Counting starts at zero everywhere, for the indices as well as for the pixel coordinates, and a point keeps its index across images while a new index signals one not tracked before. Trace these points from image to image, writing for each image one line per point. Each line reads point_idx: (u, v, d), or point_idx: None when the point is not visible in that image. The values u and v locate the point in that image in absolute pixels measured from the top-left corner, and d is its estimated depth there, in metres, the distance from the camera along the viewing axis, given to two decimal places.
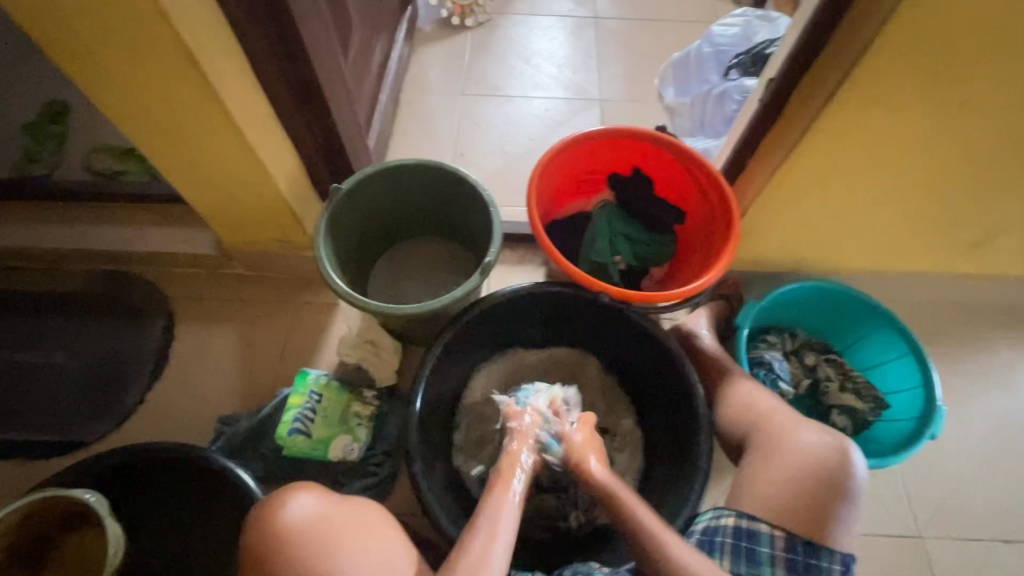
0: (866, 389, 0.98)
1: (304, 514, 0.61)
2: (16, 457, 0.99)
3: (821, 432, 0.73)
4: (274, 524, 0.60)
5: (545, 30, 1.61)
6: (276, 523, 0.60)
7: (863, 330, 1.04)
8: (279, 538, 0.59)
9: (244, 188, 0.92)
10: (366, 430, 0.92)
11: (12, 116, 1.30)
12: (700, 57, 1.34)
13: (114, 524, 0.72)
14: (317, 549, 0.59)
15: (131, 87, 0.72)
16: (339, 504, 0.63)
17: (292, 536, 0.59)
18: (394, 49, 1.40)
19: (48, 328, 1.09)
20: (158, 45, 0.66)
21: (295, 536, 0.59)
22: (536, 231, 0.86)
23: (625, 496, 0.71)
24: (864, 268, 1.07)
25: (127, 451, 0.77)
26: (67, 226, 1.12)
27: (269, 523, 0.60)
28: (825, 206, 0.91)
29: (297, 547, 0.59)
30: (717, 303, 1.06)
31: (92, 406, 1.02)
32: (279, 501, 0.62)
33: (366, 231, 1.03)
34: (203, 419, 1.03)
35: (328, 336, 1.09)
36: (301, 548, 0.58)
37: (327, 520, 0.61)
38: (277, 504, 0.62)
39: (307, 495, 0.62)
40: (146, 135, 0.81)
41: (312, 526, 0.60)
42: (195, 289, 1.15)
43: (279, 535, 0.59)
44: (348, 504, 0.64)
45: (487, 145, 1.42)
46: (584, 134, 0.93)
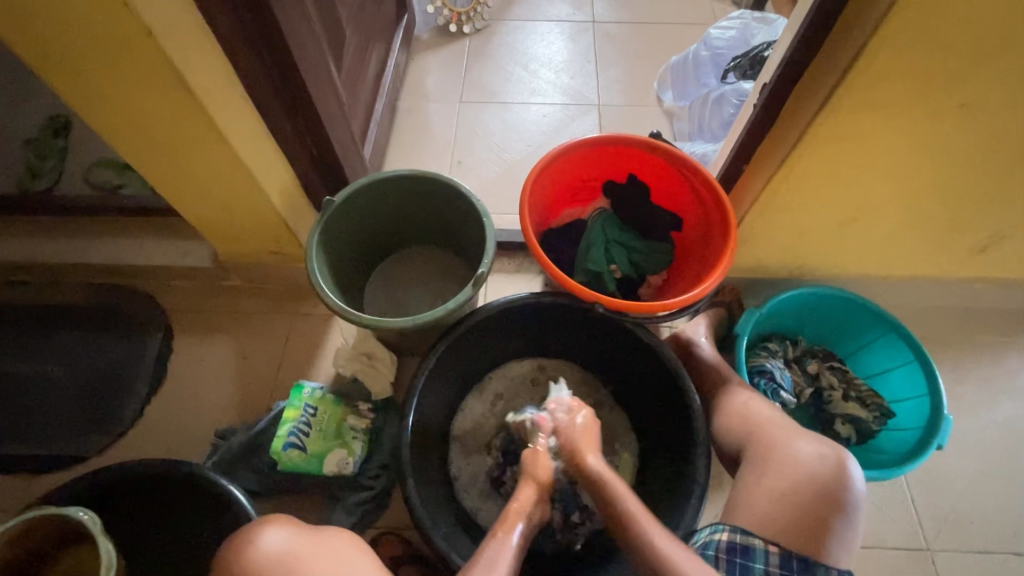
0: (871, 398, 0.96)
1: (271, 548, 0.59)
2: (15, 470, 0.99)
3: (818, 443, 0.71)
4: (241, 559, 0.59)
5: (542, 35, 1.60)
6: (245, 559, 0.59)
7: (866, 336, 1.01)
8: (246, 573, 0.58)
9: (237, 201, 0.92)
10: (361, 444, 0.91)
11: (15, 130, 1.32)
12: (697, 61, 1.33)
13: (107, 542, 0.71)
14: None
15: (120, 103, 0.72)
16: (310, 536, 0.62)
17: (260, 570, 0.58)
18: (390, 58, 1.40)
19: (48, 342, 1.09)
20: (145, 63, 0.66)
21: (263, 569, 0.58)
22: (530, 241, 0.85)
23: (617, 486, 0.69)
24: (867, 274, 1.05)
25: (121, 468, 0.76)
26: (66, 240, 1.13)
27: (237, 558, 0.59)
28: (825, 212, 0.89)
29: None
30: (714, 311, 1.04)
31: (90, 420, 1.02)
32: (248, 536, 0.61)
33: (360, 242, 1.02)
34: (200, 431, 1.03)
35: (325, 347, 1.09)
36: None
37: (296, 553, 0.59)
38: (247, 539, 0.61)
39: (276, 528, 0.61)
40: (137, 151, 0.81)
41: (279, 558, 0.58)
42: (193, 301, 1.15)
43: (245, 570, 0.58)
44: (320, 534, 0.62)
45: (484, 152, 1.41)
46: (578, 141, 0.92)
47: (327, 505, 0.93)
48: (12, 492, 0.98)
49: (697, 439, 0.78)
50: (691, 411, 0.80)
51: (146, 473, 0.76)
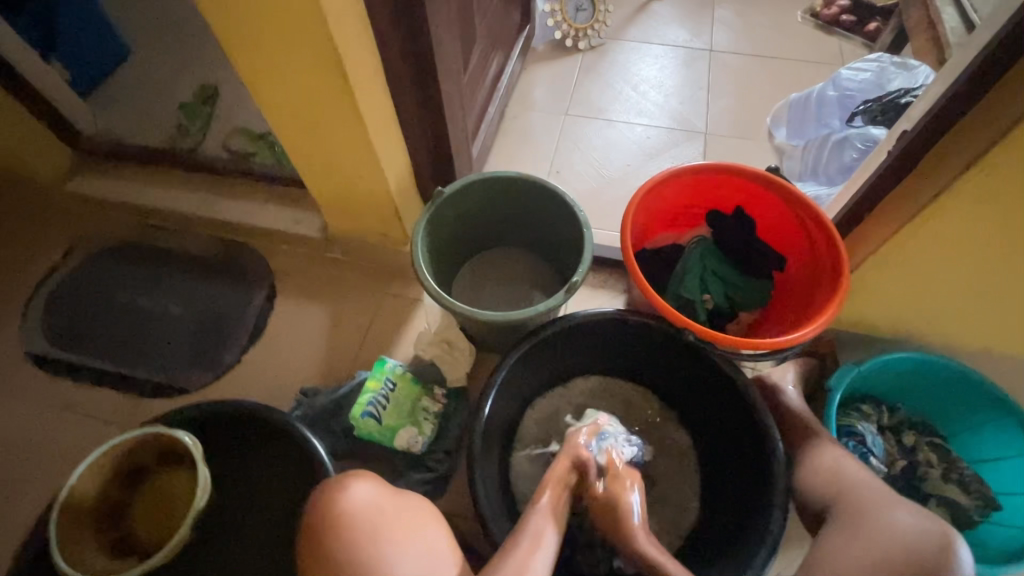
0: (975, 484, 0.88)
1: (360, 500, 0.61)
2: (129, 390, 1.11)
3: (918, 518, 0.65)
4: (331, 506, 0.61)
5: (656, 58, 1.60)
6: (335, 506, 0.61)
7: (977, 418, 0.93)
8: (335, 517, 0.60)
9: (358, 181, 0.99)
10: (431, 426, 0.95)
11: (173, 95, 1.49)
12: (822, 100, 1.28)
13: (204, 469, 0.79)
14: (367, 537, 0.58)
15: (282, 80, 0.81)
16: (394, 497, 0.63)
17: (346, 520, 0.59)
18: (507, 65, 1.46)
19: (172, 282, 1.22)
20: (313, 46, 0.74)
21: (349, 520, 0.59)
22: (628, 259, 0.85)
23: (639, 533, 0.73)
24: (989, 349, 0.96)
25: (223, 406, 0.84)
26: (202, 195, 1.27)
27: (328, 504, 0.61)
28: (953, 274, 0.83)
29: (349, 532, 0.59)
30: (807, 360, 0.99)
31: (196, 357, 1.13)
32: (339, 484, 0.63)
33: (459, 236, 1.07)
34: (287, 386, 1.11)
35: (408, 329, 1.14)
36: (352, 533, 0.58)
37: (380, 510, 0.61)
38: (337, 487, 0.63)
39: (365, 483, 0.63)
40: (285, 124, 0.90)
41: (365, 514, 0.60)
42: (297, 266, 1.24)
43: (335, 514, 0.60)
44: (403, 497, 0.64)
45: (583, 166, 1.43)
46: (689, 166, 0.92)
47: (391, 478, 0.97)
48: (124, 409, 1.10)
49: (775, 492, 0.75)
50: (773, 458, 0.77)
51: (242, 412, 0.84)
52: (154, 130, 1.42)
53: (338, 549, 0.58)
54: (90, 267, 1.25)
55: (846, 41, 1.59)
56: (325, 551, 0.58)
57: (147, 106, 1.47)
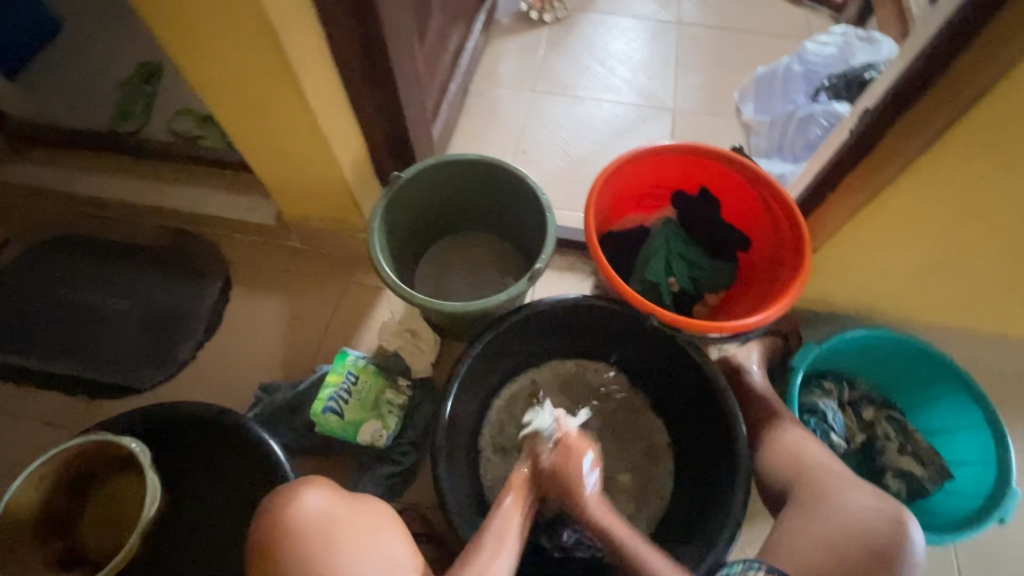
0: (929, 456, 0.90)
1: (313, 510, 0.59)
2: (77, 392, 1.06)
3: (876, 498, 0.67)
4: (281, 517, 0.59)
5: (624, 31, 1.56)
6: (285, 516, 0.59)
7: (932, 391, 0.95)
8: (287, 529, 0.58)
9: (309, 166, 0.94)
10: (396, 419, 0.93)
11: (111, 73, 1.39)
12: (788, 75, 1.27)
13: (153, 476, 0.75)
14: (320, 546, 0.57)
15: (216, 57, 0.74)
16: (347, 501, 0.62)
17: (298, 530, 0.58)
18: (469, 39, 1.40)
19: (118, 275, 1.16)
20: (244, 20, 0.68)
21: (301, 530, 0.58)
22: (591, 243, 0.83)
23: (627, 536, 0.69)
24: (945, 324, 0.98)
25: (170, 409, 0.80)
26: (146, 182, 1.19)
27: (279, 517, 0.59)
28: (912, 252, 0.83)
29: (302, 543, 0.57)
30: (772, 339, 1.00)
31: (147, 355, 1.08)
32: (289, 494, 0.61)
33: (420, 221, 1.03)
34: (246, 381, 1.06)
35: (371, 319, 1.11)
36: (306, 545, 0.57)
37: (334, 517, 0.59)
38: (287, 498, 0.61)
39: (317, 491, 0.61)
40: (224, 106, 0.83)
41: (318, 522, 0.58)
42: (253, 256, 1.19)
43: (287, 526, 0.58)
44: (357, 501, 0.63)
45: (549, 145, 1.39)
46: (654, 146, 0.89)
47: (355, 472, 0.95)
48: (73, 411, 1.05)
49: (737, 473, 0.76)
50: (735, 438, 0.78)
51: (190, 415, 0.79)
52: (90, 112, 1.33)
53: (291, 560, 0.56)
54: (27, 261, 1.17)
55: (812, 14, 1.57)
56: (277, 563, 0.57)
57: (83, 86, 1.37)
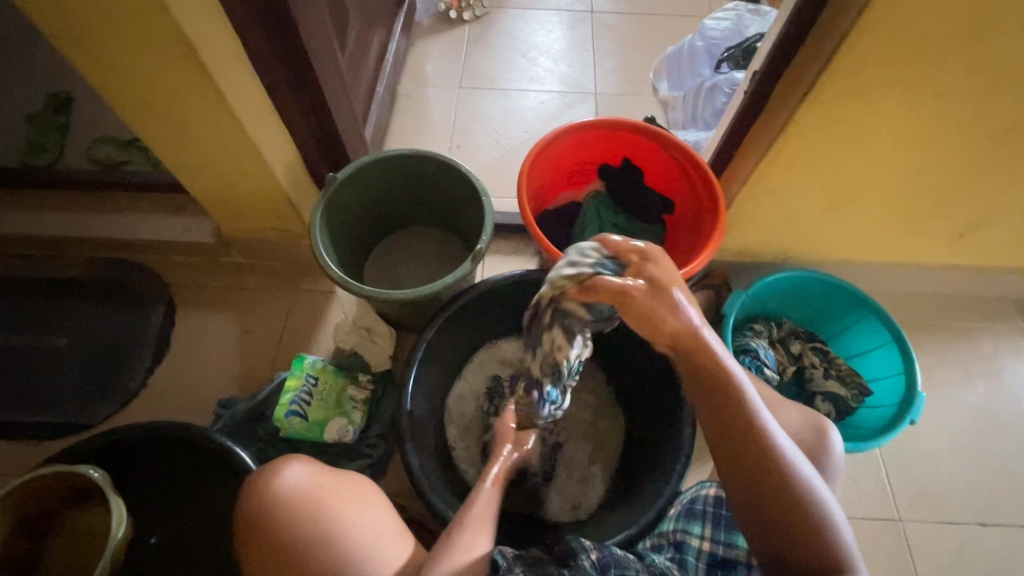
0: (850, 376, 1.01)
1: (296, 483, 0.64)
2: (19, 436, 1.01)
3: (800, 413, 0.75)
4: (267, 492, 0.64)
5: (541, 23, 1.62)
6: (271, 489, 0.64)
7: (848, 320, 1.06)
8: (274, 501, 0.63)
9: (242, 177, 0.94)
10: (361, 413, 0.95)
11: (17, 107, 1.33)
12: (693, 51, 1.36)
13: (118, 499, 0.74)
14: (307, 511, 0.62)
15: (131, 74, 0.74)
16: (328, 472, 0.67)
17: (287, 499, 0.63)
18: (391, 42, 1.42)
19: (52, 313, 1.11)
20: (156, 33, 0.68)
21: (289, 498, 0.63)
22: (527, 220, 0.88)
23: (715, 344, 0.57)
24: (851, 260, 1.09)
25: (129, 429, 0.79)
26: (70, 214, 1.15)
27: (269, 491, 0.64)
28: (811, 196, 0.93)
29: (291, 510, 0.62)
30: (704, 292, 1.08)
31: (94, 389, 1.04)
32: (275, 470, 0.66)
33: (363, 220, 1.06)
34: (204, 401, 1.05)
35: (325, 323, 1.12)
36: (294, 511, 0.62)
37: (318, 485, 0.65)
38: (272, 475, 0.66)
39: (299, 466, 0.66)
40: (147, 124, 0.83)
41: (304, 490, 0.64)
42: (195, 276, 1.17)
43: (274, 499, 0.63)
44: (339, 474, 0.68)
45: (482, 137, 1.43)
46: (574, 125, 0.96)
47: None
48: (20, 457, 1.00)
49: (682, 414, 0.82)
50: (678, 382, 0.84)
51: (147, 434, 0.79)
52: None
53: (283, 524, 0.62)
54: None
55: None
56: (269, 529, 0.62)
57: None
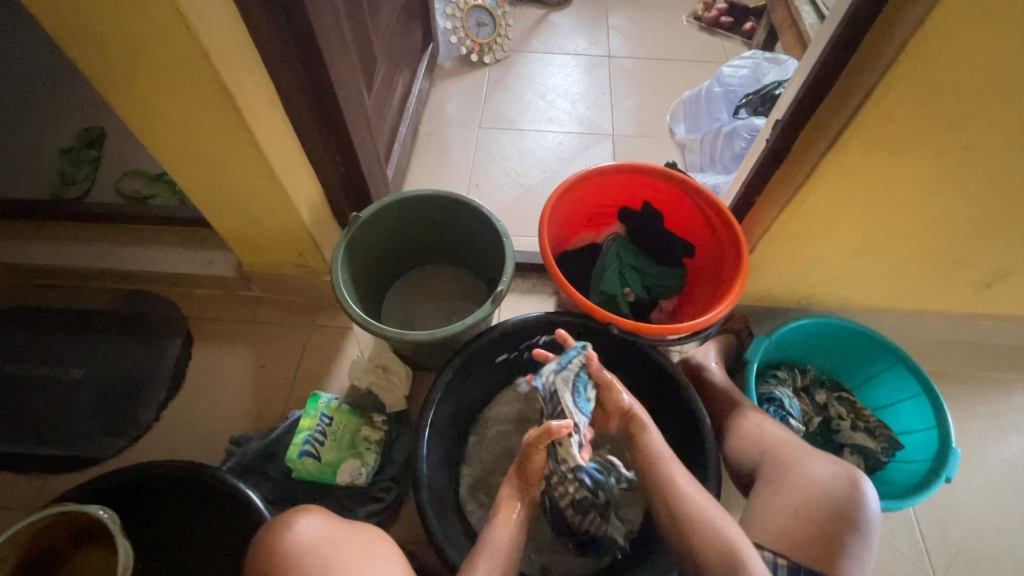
0: (878, 429, 0.97)
1: (311, 536, 0.61)
2: (28, 470, 1.00)
3: (832, 464, 0.72)
4: (280, 544, 0.61)
5: (559, 67, 1.67)
6: (286, 544, 0.61)
7: (874, 369, 1.03)
8: (288, 555, 0.60)
9: (267, 215, 0.96)
10: (374, 455, 0.93)
11: (51, 142, 1.38)
12: (710, 96, 1.39)
13: (126, 542, 0.72)
14: (317, 570, 0.59)
15: (168, 115, 0.76)
16: (341, 526, 0.64)
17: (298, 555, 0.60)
18: (414, 84, 1.46)
19: (72, 344, 1.12)
20: (197, 79, 0.70)
21: (300, 551, 0.60)
22: (548, 263, 0.88)
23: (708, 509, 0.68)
24: (875, 306, 1.07)
25: (142, 468, 0.77)
26: (93, 245, 1.16)
27: (283, 543, 0.61)
28: (836, 243, 0.92)
29: (301, 563, 0.59)
30: (725, 336, 1.06)
31: (106, 422, 1.04)
32: (290, 521, 0.63)
33: (382, 258, 1.06)
34: (216, 437, 1.04)
35: (340, 359, 1.11)
36: (302, 571, 0.59)
37: (330, 540, 0.62)
38: (287, 525, 0.63)
39: (313, 517, 0.63)
40: (179, 165, 0.85)
41: (318, 545, 0.61)
42: (212, 310, 1.18)
43: (289, 552, 0.60)
44: (352, 527, 0.66)
45: (500, 176, 1.45)
46: (594, 169, 0.97)
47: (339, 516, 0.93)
48: (29, 492, 0.99)
49: (707, 466, 0.79)
50: (701, 429, 0.81)
51: (157, 475, 0.78)
52: (33, 181, 1.30)
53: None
54: None
55: (727, 41, 1.73)
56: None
57: (23, 155, 1.35)
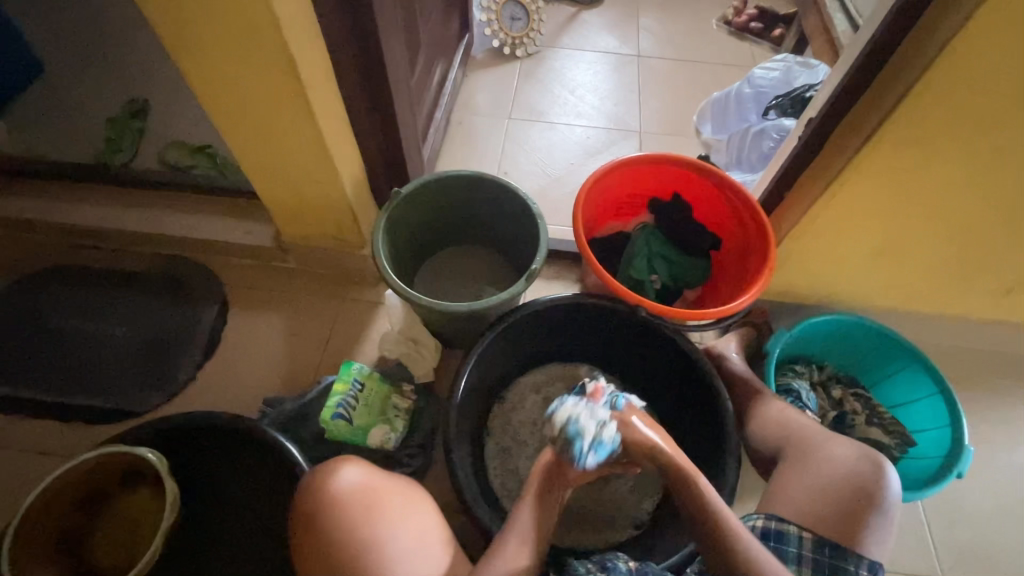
0: (893, 426, 1.00)
1: (352, 486, 0.64)
2: (72, 419, 1.05)
3: (854, 447, 0.75)
4: (324, 492, 0.64)
5: (589, 63, 1.70)
6: (328, 494, 0.64)
7: (891, 368, 1.05)
8: (331, 504, 0.63)
9: (312, 186, 0.99)
10: (403, 422, 0.96)
11: (97, 110, 1.42)
12: (740, 97, 1.41)
13: (171, 482, 0.76)
14: (360, 517, 0.62)
15: (231, 82, 0.80)
16: (380, 474, 0.67)
17: (337, 503, 0.63)
18: (449, 72, 1.50)
19: (114, 304, 1.16)
20: (264, 48, 0.74)
21: (342, 501, 0.63)
22: (581, 245, 0.91)
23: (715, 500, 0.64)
24: (894, 307, 1.10)
25: (186, 416, 0.81)
26: (136, 209, 1.21)
27: (322, 489, 0.64)
28: (862, 241, 0.95)
29: (342, 512, 0.62)
30: (745, 328, 1.09)
31: (145, 378, 1.08)
32: (327, 470, 0.66)
33: (417, 235, 1.10)
34: (248, 399, 1.08)
35: (370, 332, 1.15)
36: (345, 516, 0.62)
37: (369, 489, 0.65)
38: (326, 473, 0.66)
39: (351, 465, 0.66)
40: (233, 131, 0.89)
41: (355, 492, 0.64)
42: (248, 279, 1.22)
43: (331, 501, 0.63)
44: (389, 477, 0.68)
45: (528, 166, 1.49)
46: (628, 158, 1.00)
47: None
48: (71, 440, 1.04)
49: (728, 447, 0.82)
50: (722, 411, 0.85)
51: (200, 424, 0.82)
52: (80, 147, 1.35)
53: (334, 527, 0.62)
54: (15, 294, 1.17)
55: (756, 46, 1.76)
56: (319, 532, 0.62)
57: (71, 122, 1.40)
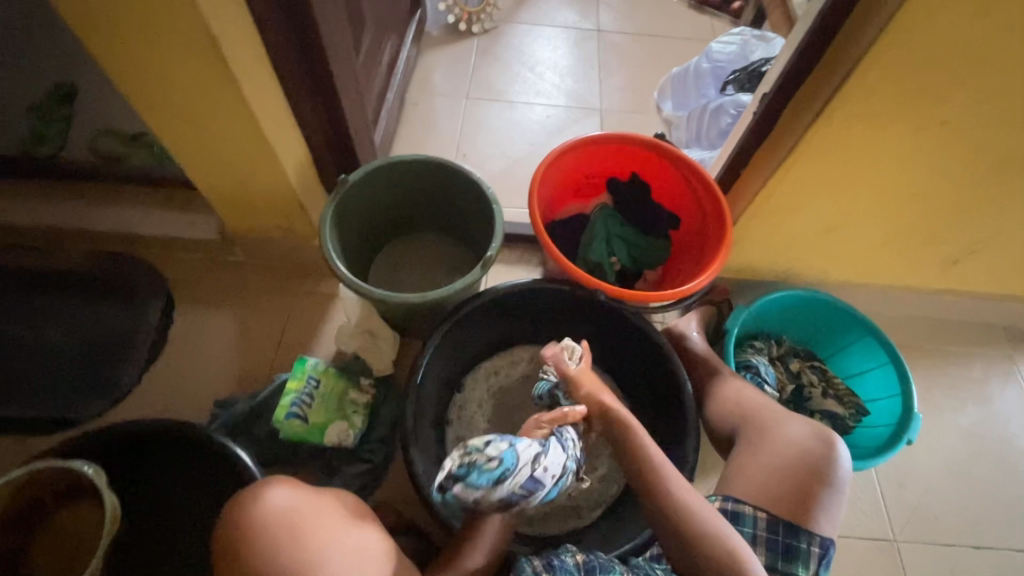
0: (847, 397, 1.03)
1: (282, 509, 0.60)
2: (7, 432, 0.99)
3: (808, 426, 0.76)
4: (253, 517, 0.59)
5: (548, 39, 1.65)
6: (257, 517, 0.59)
7: (846, 340, 1.07)
8: (262, 529, 0.58)
9: (252, 175, 0.94)
10: (362, 418, 0.94)
11: (18, 97, 1.31)
12: (698, 72, 1.40)
13: (112, 497, 0.71)
14: (291, 541, 0.58)
15: (149, 64, 0.73)
16: (310, 495, 0.63)
17: (268, 526, 0.59)
18: (402, 50, 1.43)
19: (46, 307, 1.09)
20: (181, 26, 0.68)
21: (273, 526, 0.59)
22: (538, 229, 0.88)
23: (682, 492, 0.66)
24: (849, 280, 1.12)
25: (129, 424, 0.77)
26: (65, 204, 1.12)
27: (243, 511, 0.60)
28: (816, 216, 0.95)
29: (274, 537, 0.58)
30: (706, 307, 1.09)
31: (85, 384, 1.02)
32: (253, 494, 0.62)
33: (370, 223, 1.05)
34: (199, 400, 1.03)
35: (326, 325, 1.11)
36: (278, 540, 0.58)
37: (299, 512, 0.61)
38: (254, 494, 0.62)
39: (279, 488, 0.62)
40: (156, 116, 0.82)
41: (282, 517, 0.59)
42: (194, 274, 1.16)
43: (262, 525, 0.58)
44: (319, 496, 0.64)
45: (488, 147, 1.45)
46: (584, 137, 0.97)
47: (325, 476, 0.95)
48: (9, 454, 0.98)
49: (688, 429, 0.82)
50: (683, 394, 0.85)
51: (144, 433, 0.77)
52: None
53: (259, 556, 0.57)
54: None
55: (716, 19, 1.74)
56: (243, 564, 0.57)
57: None
